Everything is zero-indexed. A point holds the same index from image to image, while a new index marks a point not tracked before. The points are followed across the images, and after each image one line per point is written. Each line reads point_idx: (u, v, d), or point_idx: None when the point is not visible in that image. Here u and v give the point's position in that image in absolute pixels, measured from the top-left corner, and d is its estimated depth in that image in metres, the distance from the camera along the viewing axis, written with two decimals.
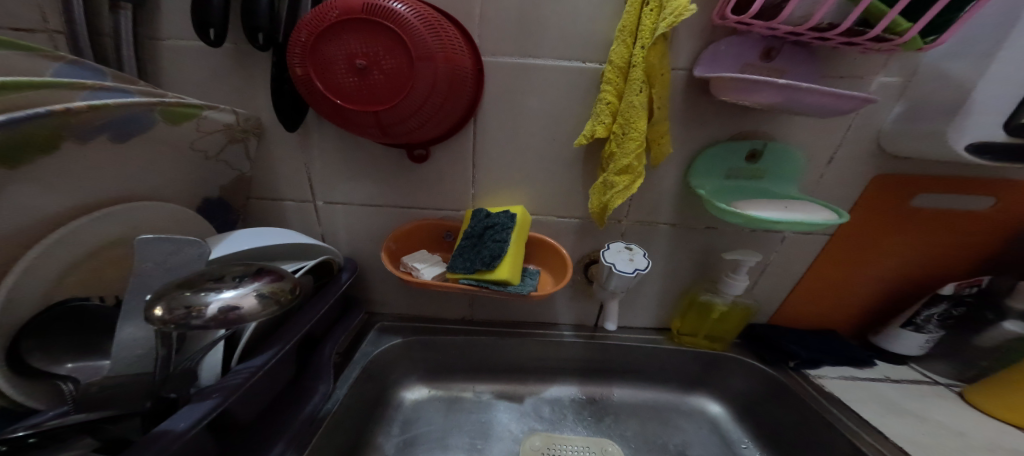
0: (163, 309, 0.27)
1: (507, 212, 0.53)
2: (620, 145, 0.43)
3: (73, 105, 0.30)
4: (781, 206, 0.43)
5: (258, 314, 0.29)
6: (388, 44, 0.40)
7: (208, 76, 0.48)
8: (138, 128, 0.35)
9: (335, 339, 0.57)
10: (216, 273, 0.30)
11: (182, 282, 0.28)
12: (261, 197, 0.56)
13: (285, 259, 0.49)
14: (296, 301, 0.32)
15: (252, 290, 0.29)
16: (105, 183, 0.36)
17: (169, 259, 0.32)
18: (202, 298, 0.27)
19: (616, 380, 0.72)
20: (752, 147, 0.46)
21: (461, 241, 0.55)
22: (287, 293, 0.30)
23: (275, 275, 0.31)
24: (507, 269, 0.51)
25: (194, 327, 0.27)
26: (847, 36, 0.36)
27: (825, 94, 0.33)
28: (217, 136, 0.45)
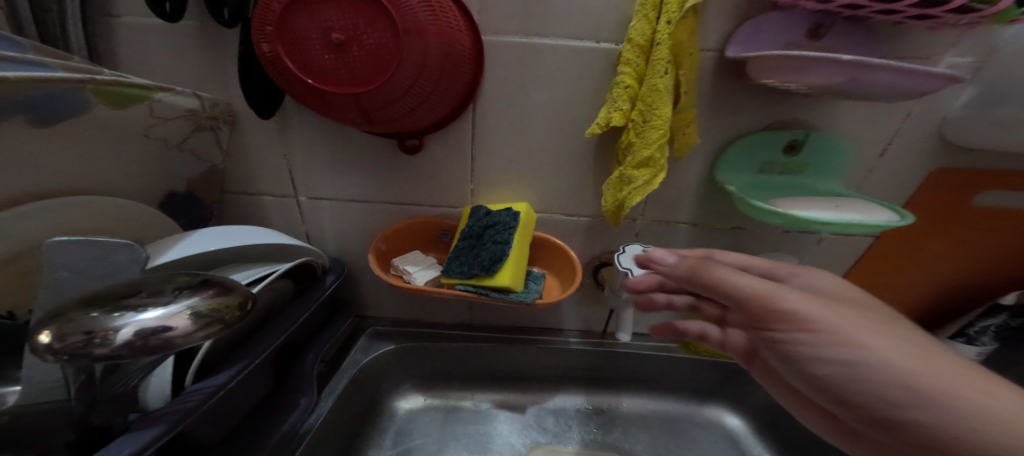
0: (52, 336, 0.21)
1: (508, 210, 0.48)
2: (640, 134, 0.38)
3: None
4: (832, 205, 0.38)
5: (194, 338, 0.24)
6: (369, 14, 0.34)
7: (170, 56, 0.43)
8: (64, 110, 0.29)
9: (320, 348, 0.52)
10: (143, 286, 0.25)
11: (86, 299, 0.23)
12: (237, 191, 0.51)
13: (259, 262, 0.43)
14: (243, 320, 0.27)
15: (187, 305, 0.24)
16: (32, 177, 0.31)
17: (92, 267, 0.29)
18: (112, 320, 0.22)
19: (626, 389, 0.67)
20: (792, 137, 0.40)
21: (457, 242, 0.49)
22: (232, 311, 0.26)
23: (220, 288, 0.26)
24: (510, 274, 0.46)
25: (99, 358, 0.22)
26: (920, 7, 0.29)
27: (901, 71, 0.27)
28: (177, 123, 0.40)
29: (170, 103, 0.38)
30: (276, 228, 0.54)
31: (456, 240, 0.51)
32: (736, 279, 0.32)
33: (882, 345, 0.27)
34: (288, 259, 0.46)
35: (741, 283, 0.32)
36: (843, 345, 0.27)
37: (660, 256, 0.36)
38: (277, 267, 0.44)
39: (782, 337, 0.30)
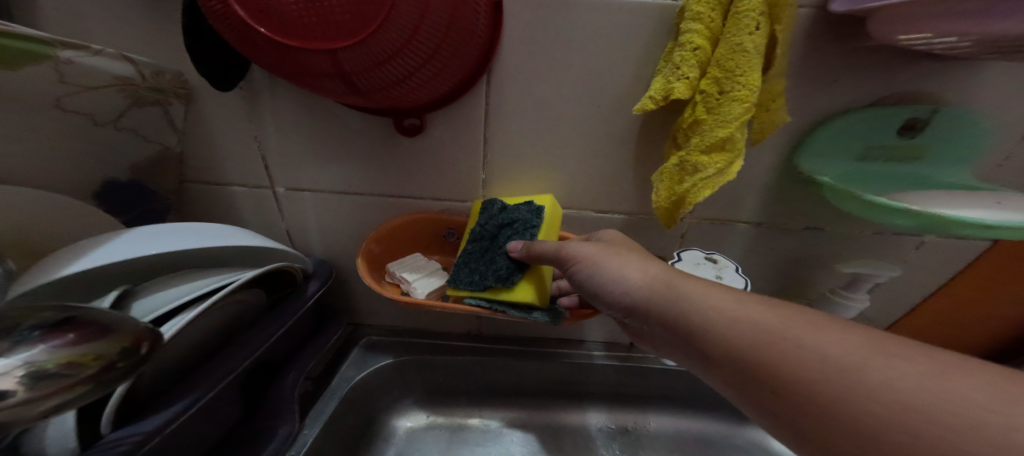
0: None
1: (529, 203, 0.39)
2: (713, 109, 0.29)
3: None
4: (990, 203, 0.28)
5: (35, 409, 0.20)
6: None
7: (96, 10, 0.33)
8: None
9: (303, 364, 0.43)
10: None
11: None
12: (200, 179, 0.42)
13: (216, 269, 0.34)
14: (118, 374, 0.23)
15: (21, 364, 0.20)
16: None
17: None
18: None
19: (655, 407, 0.59)
20: (913, 115, 0.32)
21: (466, 243, 0.41)
22: (102, 364, 0.22)
23: (88, 332, 0.22)
24: (531, 288, 0.38)
25: None
26: None
27: None
28: (108, 92, 0.32)
29: (91, 66, 0.30)
30: (250, 225, 0.46)
31: (463, 242, 0.42)
32: (550, 248, 0.35)
33: (640, 276, 0.31)
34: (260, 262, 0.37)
35: (554, 251, 0.35)
36: (611, 276, 0.32)
37: (511, 246, 0.37)
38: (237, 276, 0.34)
39: (574, 277, 0.35)
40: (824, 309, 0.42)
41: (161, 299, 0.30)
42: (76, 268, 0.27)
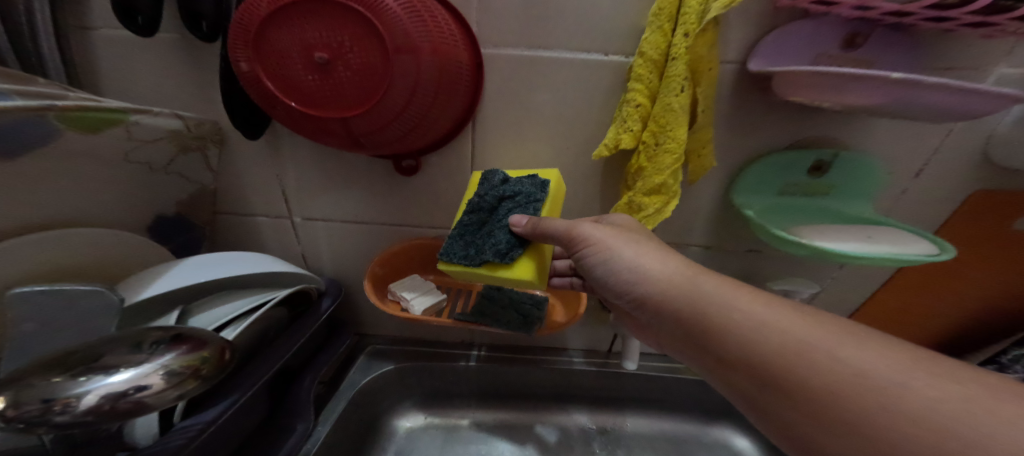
0: (8, 402, 0.22)
1: (534, 178, 0.40)
2: (652, 159, 0.37)
3: None
4: (862, 236, 0.36)
5: (169, 395, 0.25)
6: (356, 32, 0.32)
7: (156, 74, 0.42)
8: (26, 141, 0.28)
9: (318, 369, 0.50)
10: (118, 341, 0.26)
11: (50, 358, 0.24)
12: (229, 211, 0.49)
13: (249, 288, 0.41)
14: (219, 370, 0.28)
15: (159, 365, 0.25)
16: (11, 214, 0.30)
17: (63, 315, 0.31)
18: (76, 386, 0.23)
19: (632, 409, 0.65)
20: (818, 158, 0.39)
21: (463, 215, 0.40)
22: (209, 365, 0.27)
23: (196, 343, 0.27)
24: (531, 266, 0.37)
25: (61, 423, 0.23)
26: (987, 13, 0.29)
27: (952, 91, 0.26)
28: (162, 146, 0.39)
29: (150, 125, 0.37)
30: (271, 248, 0.53)
31: (456, 215, 0.42)
32: (569, 233, 0.36)
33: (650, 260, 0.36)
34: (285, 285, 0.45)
35: (572, 236, 0.36)
36: (623, 256, 0.36)
37: (514, 220, 0.37)
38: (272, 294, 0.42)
39: (586, 255, 0.37)
40: None
41: (207, 319, 0.37)
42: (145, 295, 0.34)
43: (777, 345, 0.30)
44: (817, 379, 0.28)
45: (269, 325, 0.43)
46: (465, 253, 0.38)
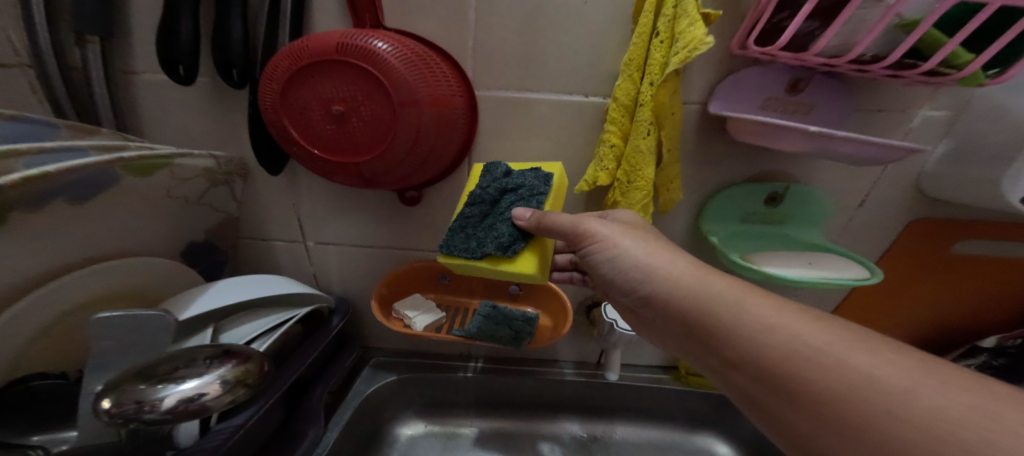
0: (112, 403, 0.29)
1: (537, 171, 0.44)
2: (625, 194, 0.43)
3: (4, 178, 0.27)
4: (804, 262, 0.43)
5: (224, 400, 0.32)
6: (367, 87, 0.37)
7: (192, 116, 0.48)
8: (93, 186, 0.33)
9: (328, 380, 0.55)
10: (182, 357, 0.33)
11: (136, 370, 0.31)
12: (250, 235, 0.54)
13: (270, 307, 0.46)
14: (260, 379, 0.35)
15: (218, 376, 0.32)
16: (80, 245, 0.36)
17: (131, 335, 0.35)
18: (158, 392, 0.30)
19: (620, 418, 0.69)
20: (773, 191, 0.46)
21: (465, 207, 0.44)
22: (253, 376, 0.34)
23: (241, 358, 0.34)
24: (532, 260, 0.41)
25: (148, 419, 0.30)
26: (894, 68, 0.37)
27: (860, 143, 0.32)
28: (198, 181, 0.44)
29: (189, 165, 0.42)
30: (286, 269, 0.58)
31: (458, 206, 0.45)
32: (565, 223, 0.39)
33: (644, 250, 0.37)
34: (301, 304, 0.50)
35: (569, 226, 0.38)
36: (628, 252, 0.37)
37: (516, 214, 0.41)
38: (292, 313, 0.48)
39: (592, 250, 0.39)
40: None
41: (237, 334, 0.43)
42: (186, 315, 0.40)
43: (778, 348, 0.29)
44: (816, 385, 0.27)
45: (287, 341, 0.49)
46: (468, 246, 0.42)
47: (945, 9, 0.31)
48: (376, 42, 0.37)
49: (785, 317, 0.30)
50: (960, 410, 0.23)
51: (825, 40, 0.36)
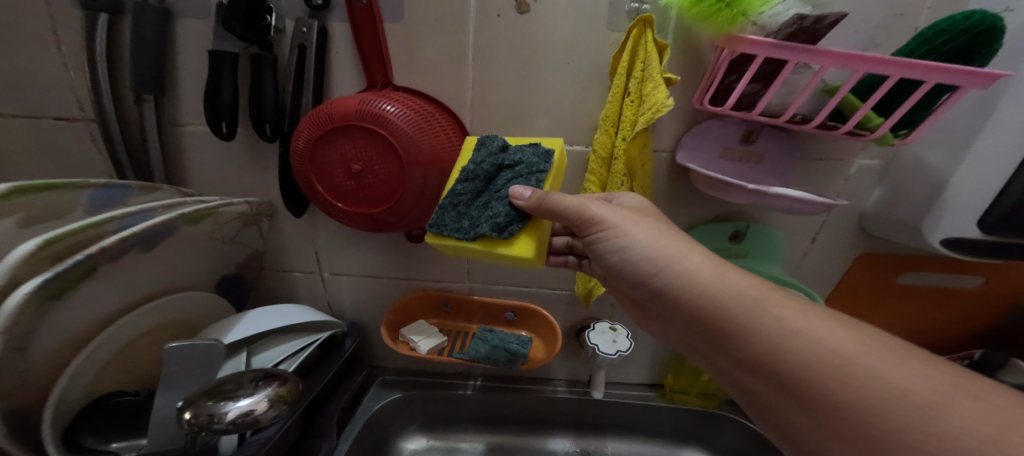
0: (191, 414, 0.37)
1: (537, 148, 0.44)
2: None
3: (106, 242, 0.35)
4: None
5: (271, 414, 0.40)
6: (380, 149, 0.44)
7: (228, 164, 0.56)
8: (159, 235, 0.40)
9: (340, 397, 0.61)
10: (235, 381, 0.41)
11: (206, 389, 0.39)
12: (273, 266, 0.61)
13: (297, 332, 0.54)
14: (296, 399, 0.42)
15: (266, 394, 0.40)
16: (143, 282, 0.43)
17: (192, 362, 0.41)
18: (224, 406, 0.37)
19: (610, 433, 0.74)
20: (735, 228, 0.53)
21: (458, 184, 0.44)
22: (292, 395, 0.42)
23: (282, 380, 0.42)
24: (528, 243, 0.41)
25: (216, 429, 0.37)
26: (823, 129, 0.44)
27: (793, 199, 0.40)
28: (234, 224, 0.50)
29: (229, 212, 0.49)
30: (303, 297, 0.64)
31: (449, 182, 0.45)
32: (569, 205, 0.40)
33: (647, 232, 0.42)
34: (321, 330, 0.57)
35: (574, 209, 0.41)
36: (635, 237, 0.41)
37: (515, 192, 0.41)
38: (315, 337, 0.56)
39: (601, 232, 0.42)
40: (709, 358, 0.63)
41: (267, 357, 0.51)
42: (231, 338, 0.48)
43: (797, 351, 0.34)
44: (816, 372, 0.33)
45: (308, 363, 0.55)
46: (460, 225, 0.43)
47: (856, 80, 0.39)
48: (386, 106, 0.43)
49: (751, 330, 0.36)
50: (892, 378, 0.30)
51: (766, 101, 0.43)
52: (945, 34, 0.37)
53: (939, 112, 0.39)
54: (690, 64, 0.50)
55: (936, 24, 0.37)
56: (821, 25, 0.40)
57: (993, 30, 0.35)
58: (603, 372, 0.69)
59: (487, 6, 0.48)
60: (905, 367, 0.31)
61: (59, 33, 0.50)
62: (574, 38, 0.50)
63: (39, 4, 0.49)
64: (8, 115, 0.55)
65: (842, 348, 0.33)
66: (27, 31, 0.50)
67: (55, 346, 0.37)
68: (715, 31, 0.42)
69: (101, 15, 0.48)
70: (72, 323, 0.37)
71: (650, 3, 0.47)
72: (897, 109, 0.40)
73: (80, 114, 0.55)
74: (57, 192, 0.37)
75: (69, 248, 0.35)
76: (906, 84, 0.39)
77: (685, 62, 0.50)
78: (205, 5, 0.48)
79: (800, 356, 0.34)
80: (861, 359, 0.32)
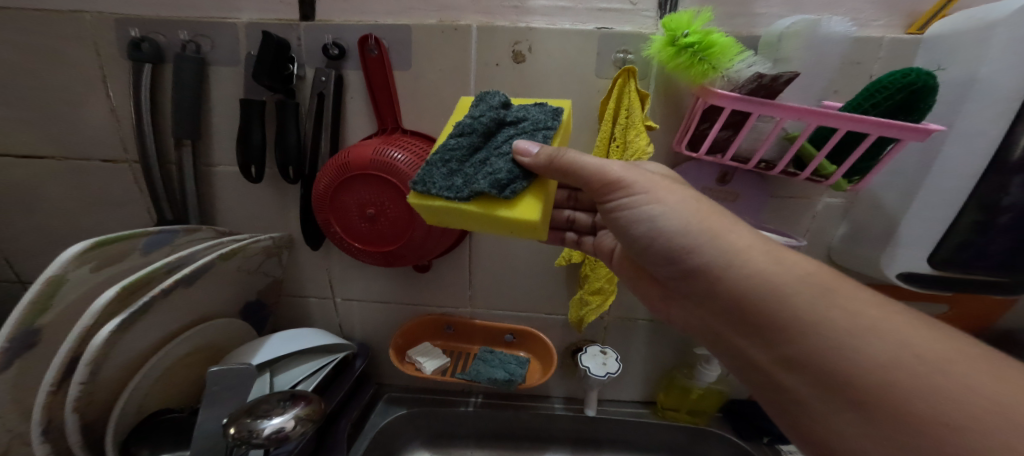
0: (234, 429, 0.43)
1: (541, 106, 0.44)
2: (593, 270, 0.57)
3: (165, 284, 0.43)
4: None
5: (298, 430, 0.45)
6: (391, 195, 0.50)
7: (254, 199, 0.62)
8: (201, 273, 0.47)
9: (350, 414, 0.66)
10: (267, 401, 0.47)
11: (246, 408, 0.45)
12: (290, 292, 0.67)
13: (315, 353, 0.60)
14: (319, 417, 0.48)
15: (295, 414, 0.46)
16: (185, 312, 0.49)
17: (229, 382, 0.48)
18: (260, 423, 0.43)
19: (606, 449, 0.77)
20: None
21: (453, 139, 0.43)
22: (315, 413, 0.47)
23: (306, 400, 0.48)
24: (533, 206, 0.40)
25: (254, 443, 0.43)
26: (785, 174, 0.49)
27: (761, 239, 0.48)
28: (259, 256, 0.56)
29: (256, 246, 0.55)
30: (317, 320, 0.70)
31: (445, 139, 0.44)
32: (585, 162, 0.40)
33: (678, 198, 0.41)
34: (335, 350, 0.63)
35: (590, 166, 0.40)
36: (669, 210, 0.41)
37: (519, 148, 0.41)
38: (332, 357, 0.61)
39: (632, 201, 0.42)
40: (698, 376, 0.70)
41: (288, 377, 0.56)
42: (259, 359, 0.54)
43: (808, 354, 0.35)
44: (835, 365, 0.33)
45: (324, 382, 0.61)
46: (454, 183, 0.41)
47: (810, 131, 0.44)
48: (395, 154, 0.49)
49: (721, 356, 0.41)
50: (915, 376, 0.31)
51: (735, 146, 0.48)
52: (888, 89, 0.41)
53: (884, 161, 0.44)
54: (670, 110, 0.55)
55: (881, 79, 0.42)
56: (778, 82, 0.43)
57: (925, 88, 0.39)
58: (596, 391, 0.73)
59: (486, 56, 0.54)
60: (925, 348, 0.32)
61: (109, 84, 0.57)
62: (565, 85, 0.55)
63: (92, 60, 0.56)
64: (58, 157, 0.62)
65: (875, 345, 0.32)
66: (81, 84, 0.57)
67: (119, 366, 0.43)
68: (691, 81, 0.46)
69: (145, 66, 0.54)
70: (133, 347, 0.43)
71: (634, 53, 0.52)
72: (847, 159, 0.45)
73: (124, 156, 0.61)
74: (122, 242, 0.45)
75: (134, 288, 0.42)
76: (856, 135, 0.44)
77: (666, 109, 0.55)
78: (236, 57, 0.55)
79: (830, 347, 0.34)
80: (898, 357, 0.31)
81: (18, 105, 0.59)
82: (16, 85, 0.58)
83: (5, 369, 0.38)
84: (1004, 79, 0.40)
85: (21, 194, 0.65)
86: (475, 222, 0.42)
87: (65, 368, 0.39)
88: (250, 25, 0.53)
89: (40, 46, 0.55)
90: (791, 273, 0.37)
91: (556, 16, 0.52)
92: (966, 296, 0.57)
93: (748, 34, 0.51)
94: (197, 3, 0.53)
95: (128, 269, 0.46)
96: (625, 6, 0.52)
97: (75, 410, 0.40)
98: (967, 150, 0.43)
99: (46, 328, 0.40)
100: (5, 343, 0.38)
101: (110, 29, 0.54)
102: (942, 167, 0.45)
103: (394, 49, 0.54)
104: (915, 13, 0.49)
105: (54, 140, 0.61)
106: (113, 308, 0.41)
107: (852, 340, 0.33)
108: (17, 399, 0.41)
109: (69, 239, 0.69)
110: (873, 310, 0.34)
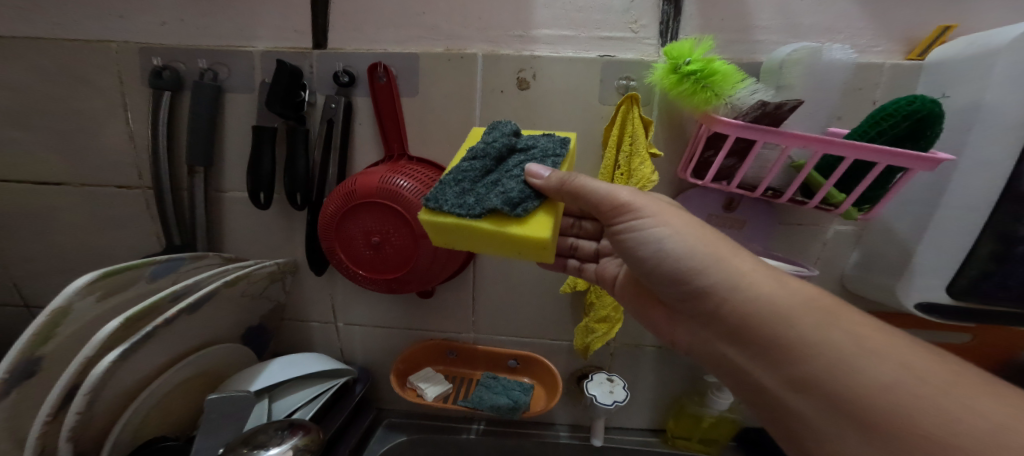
0: None
1: (552, 137, 0.45)
2: (598, 297, 0.57)
3: (168, 315, 0.43)
4: None
5: None
6: (396, 223, 0.50)
7: (261, 225, 0.63)
8: (202, 301, 0.47)
9: (349, 440, 0.64)
10: (264, 432, 0.47)
11: (243, 438, 0.46)
12: (293, 316, 0.67)
13: (314, 378, 0.60)
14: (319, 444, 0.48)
15: (293, 444, 0.46)
16: (186, 339, 0.49)
17: (227, 409, 0.44)
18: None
19: None
20: None
21: (464, 162, 0.43)
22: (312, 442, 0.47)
23: (305, 428, 0.48)
24: (546, 224, 0.38)
25: None
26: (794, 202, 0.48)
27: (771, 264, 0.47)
28: (262, 281, 0.57)
29: (258, 273, 0.55)
30: (319, 344, 0.69)
31: (454, 164, 0.44)
32: (592, 185, 0.39)
33: (684, 222, 0.41)
34: (336, 376, 0.62)
35: (597, 190, 0.40)
36: (677, 233, 0.40)
37: (531, 171, 0.40)
38: (332, 383, 0.61)
39: (640, 226, 0.41)
40: (709, 403, 0.68)
41: (288, 403, 0.56)
42: (257, 386, 0.53)
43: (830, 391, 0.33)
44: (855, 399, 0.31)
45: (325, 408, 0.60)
46: (463, 202, 0.40)
47: (817, 159, 0.43)
48: (401, 182, 0.49)
49: None
50: (946, 406, 0.29)
51: (741, 174, 0.47)
52: (893, 117, 0.40)
53: (894, 192, 0.44)
54: (674, 138, 0.55)
55: (884, 108, 0.42)
56: (782, 110, 0.43)
57: (931, 117, 0.39)
58: (602, 419, 0.71)
59: (491, 83, 0.55)
60: (941, 377, 0.30)
61: (129, 111, 0.59)
62: (569, 112, 0.55)
63: (114, 90, 0.58)
64: (77, 183, 0.63)
65: (894, 375, 0.31)
66: (102, 112, 0.59)
67: (118, 394, 0.43)
68: (695, 108, 0.46)
69: (165, 93, 0.56)
70: (133, 374, 0.44)
71: (636, 81, 0.53)
72: (855, 188, 0.44)
73: (137, 182, 0.63)
74: (130, 272, 0.45)
75: (138, 318, 0.42)
76: (863, 164, 0.43)
77: (670, 136, 0.55)
78: (250, 85, 0.56)
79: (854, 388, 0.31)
80: (924, 393, 0.29)
81: (39, 132, 0.61)
82: (42, 112, 0.60)
83: (5, 397, 0.39)
84: (1013, 109, 0.39)
85: (35, 220, 0.67)
86: (484, 241, 0.41)
87: (65, 397, 0.39)
88: (265, 54, 0.55)
89: (65, 78, 0.58)
90: (794, 304, 0.36)
91: (560, 44, 0.53)
92: (987, 325, 0.55)
93: (750, 61, 0.51)
94: (216, 33, 0.55)
95: (135, 296, 0.47)
96: (627, 34, 0.52)
97: (70, 439, 0.40)
98: (979, 180, 0.42)
99: (48, 356, 0.41)
100: (6, 373, 0.38)
101: (133, 60, 0.56)
102: (955, 197, 0.44)
103: (403, 77, 0.55)
104: (915, 38, 0.49)
105: (71, 167, 0.63)
106: (115, 337, 0.41)
107: (870, 374, 0.31)
108: (15, 428, 0.41)
109: (79, 263, 0.70)
110: (885, 336, 0.33)
